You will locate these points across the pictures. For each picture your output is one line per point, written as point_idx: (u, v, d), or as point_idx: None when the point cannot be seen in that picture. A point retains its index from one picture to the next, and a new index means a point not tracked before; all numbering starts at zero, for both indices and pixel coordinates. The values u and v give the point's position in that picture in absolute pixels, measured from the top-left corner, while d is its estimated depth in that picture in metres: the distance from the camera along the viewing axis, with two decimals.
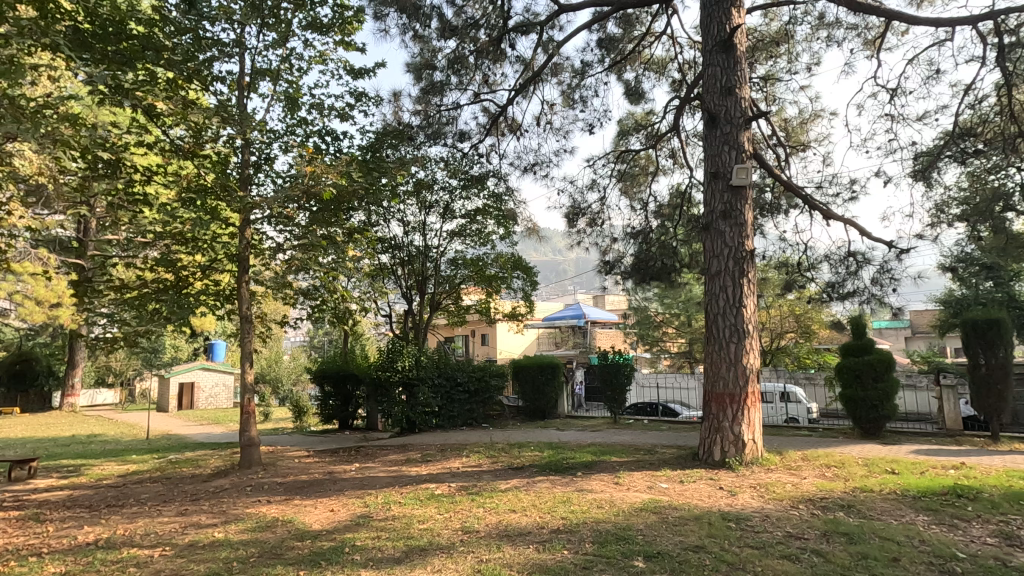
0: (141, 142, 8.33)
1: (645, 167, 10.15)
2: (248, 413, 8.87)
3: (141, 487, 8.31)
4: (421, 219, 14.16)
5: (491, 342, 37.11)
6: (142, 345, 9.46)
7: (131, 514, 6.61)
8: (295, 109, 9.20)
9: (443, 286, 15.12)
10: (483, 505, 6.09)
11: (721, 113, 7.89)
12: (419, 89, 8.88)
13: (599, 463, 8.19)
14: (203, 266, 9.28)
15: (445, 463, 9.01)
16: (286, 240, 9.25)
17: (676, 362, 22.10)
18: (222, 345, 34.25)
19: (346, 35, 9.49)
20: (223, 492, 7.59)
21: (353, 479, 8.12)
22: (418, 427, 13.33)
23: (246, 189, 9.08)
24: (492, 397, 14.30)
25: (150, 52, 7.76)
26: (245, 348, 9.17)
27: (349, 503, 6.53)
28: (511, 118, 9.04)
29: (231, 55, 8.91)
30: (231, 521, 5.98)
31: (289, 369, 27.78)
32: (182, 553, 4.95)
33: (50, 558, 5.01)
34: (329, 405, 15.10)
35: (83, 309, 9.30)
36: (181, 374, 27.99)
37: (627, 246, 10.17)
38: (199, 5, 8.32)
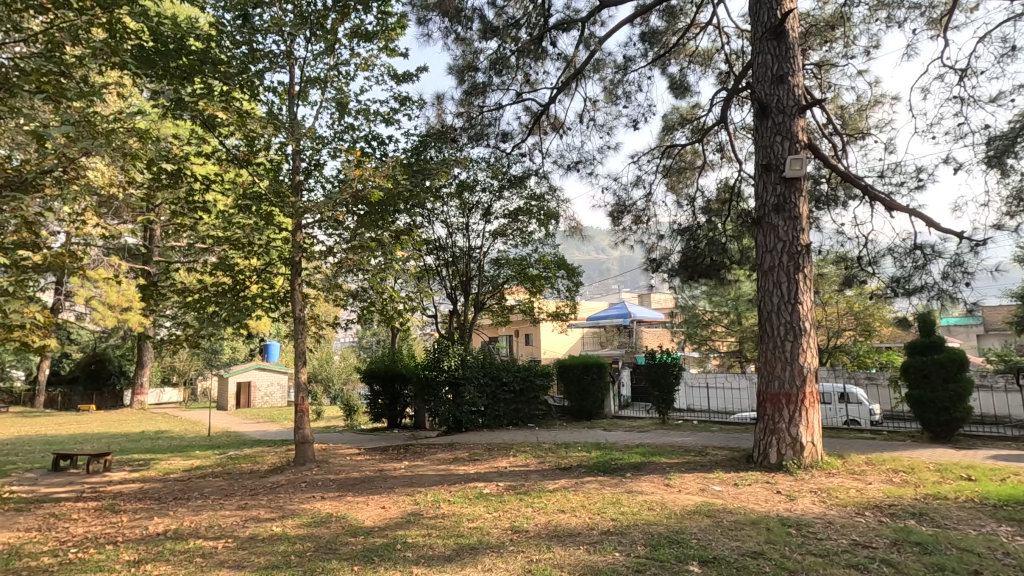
0: (201, 152, 8.80)
1: (691, 161, 9.87)
2: (302, 412, 9.15)
3: (205, 482, 8.72)
4: (464, 220, 14.29)
5: (536, 342, 37.16)
6: (203, 345, 9.90)
7: (196, 506, 6.93)
8: (343, 115, 9.45)
9: (486, 287, 15.20)
10: (532, 505, 6.06)
11: (773, 103, 7.59)
12: (462, 92, 8.93)
13: (648, 465, 8.01)
14: (258, 270, 9.62)
15: (492, 462, 9.03)
16: (336, 243, 9.52)
17: (726, 361, 21.44)
18: (276, 346, 35.63)
19: (390, 41, 9.68)
20: (280, 488, 7.86)
21: (403, 476, 8.26)
22: (465, 426, 13.43)
23: (298, 196, 9.37)
24: (538, 396, 14.26)
25: (208, 65, 8.32)
26: (299, 348, 9.50)
27: (399, 500, 6.65)
28: (553, 117, 8.97)
29: (282, 66, 9.23)
30: (288, 516, 6.19)
31: (339, 369, 28.61)
32: (244, 546, 5.15)
33: (125, 547, 5.32)
34: (379, 403, 15.44)
35: (150, 313, 9.85)
36: (239, 374, 29.27)
37: (674, 244, 9.90)
38: (251, 18, 8.63)
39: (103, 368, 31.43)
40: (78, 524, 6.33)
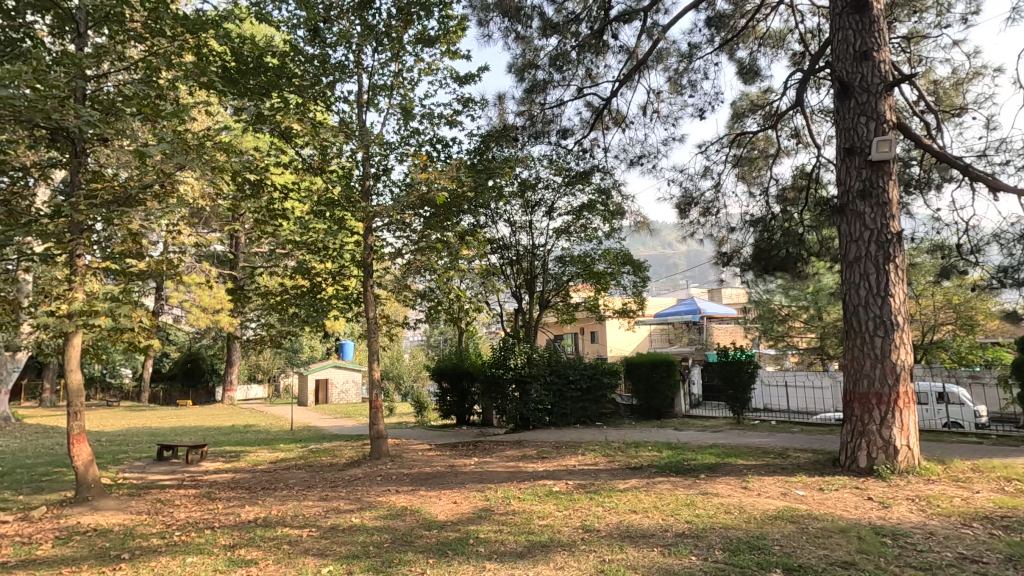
0: (279, 163, 9.35)
1: (764, 149, 9.40)
2: (376, 408, 9.51)
3: (288, 473, 9.27)
4: (527, 218, 14.34)
5: (601, 340, 36.72)
6: (285, 345, 10.51)
7: (282, 497, 7.37)
8: (409, 120, 9.73)
9: (551, 284, 15.18)
10: (603, 504, 6.00)
11: (856, 82, 7.08)
12: (522, 90, 8.93)
13: (724, 466, 7.72)
14: (333, 273, 10.10)
15: (560, 460, 9.02)
16: (404, 245, 9.82)
17: (805, 359, 20.28)
18: (350, 344, 37.25)
19: (452, 45, 9.85)
20: (357, 481, 8.21)
21: (473, 472, 8.40)
22: (532, 424, 13.49)
23: (368, 200, 9.75)
24: (605, 395, 14.08)
25: (284, 80, 8.98)
26: (372, 346, 9.90)
27: (470, 496, 6.77)
28: (615, 111, 8.79)
29: (350, 76, 9.62)
30: (366, 508, 6.45)
31: (410, 367, 29.52)
32: (326, 535, 5.42)
33: (221, 532, 5.73)
34: (447, 400, 15.78)
35: (237, 315, 10.57)
36: (317, 372, 30.85)
37: (746, 236, 9.45)
38: (322, 32, 9.06)
39: (197, 366, 34.06)
40: (180, 509, 6.89)
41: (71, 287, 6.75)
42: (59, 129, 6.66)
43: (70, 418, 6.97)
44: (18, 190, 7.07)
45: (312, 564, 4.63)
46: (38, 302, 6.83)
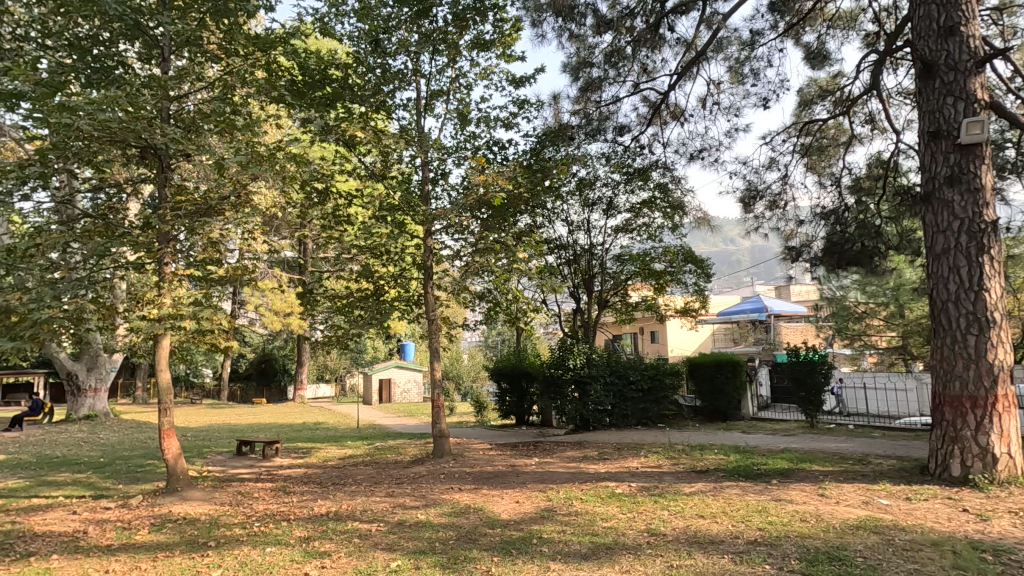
0: (344, 171, 9.73)
1: (835, 137, 8.89)
2: (438, 408, 9.71)
3: (356, 470, 9.63)
4: (585, 217, 14.23)
5: (661, 339, 35.88)
6: (351, 346, 10.91)
7: (352, 492, 7.66)
8: (465, 125, 9.88)
9: (609, 283, 14.99)
10: (668, 508, 5.85)
11: (940, 60, 6.56)
12: (577, 89, 8.85)
13: (797, 471, 7.35)
14: (395, 275, 10.39)
15: (623, 462, 8.88)
16: (462, 247, 9.97)
17: (886, 360, 18.97)
18: (411, 345, 38.22)
19: (507, 48, 9.92)
20: (422, 478, 8.40)
21: (534, 472, 8.42)
22: (592, 425, 13.34)
23: (427, 204, 9.97)
24: (667, 396, 13.74)
25: (347, 91, 9.34)
26: (433, 346, 10.11)
27: (533, 496, 6.79)
28: (674, 105, 8.53)
29: (409, 83, 9.88)
30: (431, 505, 6.60)
31: (469, 368, 30.01)
32: (394, 530, 5.59)
33: (296, 524, 6.02)
34: (507, 401, 15.89)
35: (307, 317, 11.08)
36: (380, 372, 31.92)
37: (817, 229, 8.95)
38: (382, 42, 9.35)
39: (270, 366, 36.01)
40: (259, 501, 7.31)
41: (160, 292, 7.34)
42: (149, 146, 7.22)
43: (161, 414, 7.53)
44: (115, 204, 7.72)
45: (381, 558, 4.77)
46: (133, 307, 7.42)
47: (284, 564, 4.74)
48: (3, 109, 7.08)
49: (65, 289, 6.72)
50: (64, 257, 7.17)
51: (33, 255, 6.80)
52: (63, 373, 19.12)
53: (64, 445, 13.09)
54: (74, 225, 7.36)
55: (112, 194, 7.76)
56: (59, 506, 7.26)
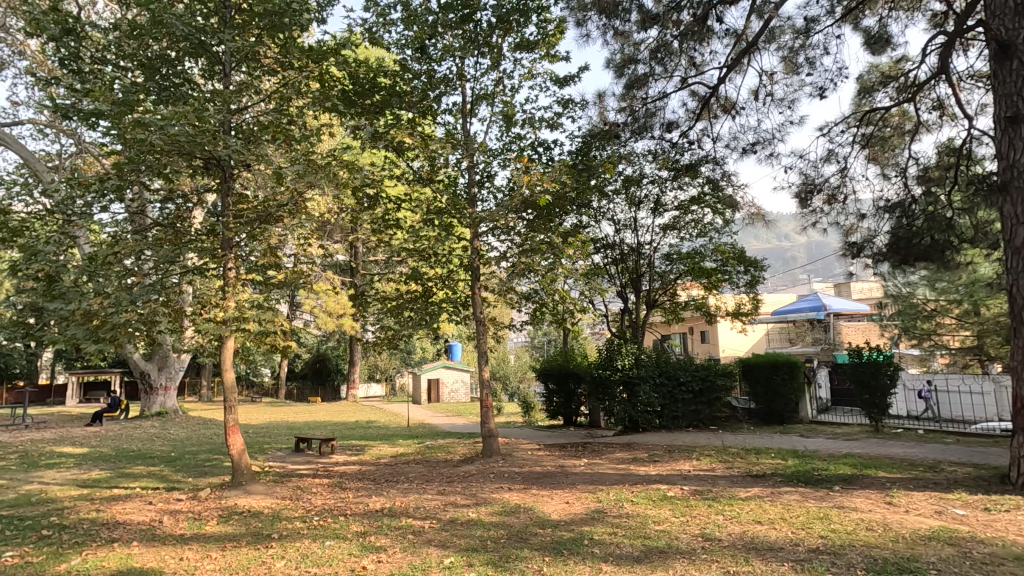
0: (392, 176, 9.97)
1: (899, 126, 8.41)
2: (487, 407, 9.80)
3: (408, 467, 9.84)
4: (632, 216, 14.05)
5: (713, 340, 34.89)
6: (401, 346, 11.15)
7: (405, 489, 7.85)
8: (511, 126, 9.95)
9: (658, 283, 14.74)
10: (723, 512, 5.70)
11: (1018, 40, 6.10)
12: (622, 86, 8.65)
13: (861, 478, 7.01)
14: (443, 277, 10.57)
15: (674, 464, 8.71)
16: (509, 248, 10.02)
17: (959, 361, 17.77)
18: (459, 346, 38.69)
19: (551, 48, 9.93)
20: (471, 477, 8.51)
21: (584, 473, 8.38)
22: (642, 426, 13.13)
23: (473, 207, 10.07)
24: (720, 398, 13.35)
25: (395, 98, 9.60)
26: (481, 347, 10.21)
27: (583, 497, 6.75)
28: (724, 98, 8.22)
29: (454, 88, 10.03)
30: (482, 503, 6.67)
31: (516, 368, 30.15)
32: (446, 527, 5.69)
33: (353, 519, 6.21)
34: (554, 401, 15.85)
35: (359, 319, 11.41)
36: (429, 372, 32.49)
37: (880, 223, 8.42)
38: (428, 48, 9.52)
39: (325, 366, 37.30)
40: (318, 496, 7.60)
41: (225, 296, 7.73)
42: (212, 158, 7.61)
43: (226, 411, 7.94)
44: (182, 213, 8.19)
45: (435, 554, 4.87)
46: (199, 310, 7.85)
47: (342, 557, 4.91)
48: (84, 127, 7.65)
49: (139, 294, 7.19)
50: (138, 264, 7.65)
51: (112, 262, 7.31)
52: (138, 372, 20.45)
53: (140, 440, 14.00)
54: (147, 233, 7.86)
55: (180, 203, 8.24)
56: (137, 496, 7.78)
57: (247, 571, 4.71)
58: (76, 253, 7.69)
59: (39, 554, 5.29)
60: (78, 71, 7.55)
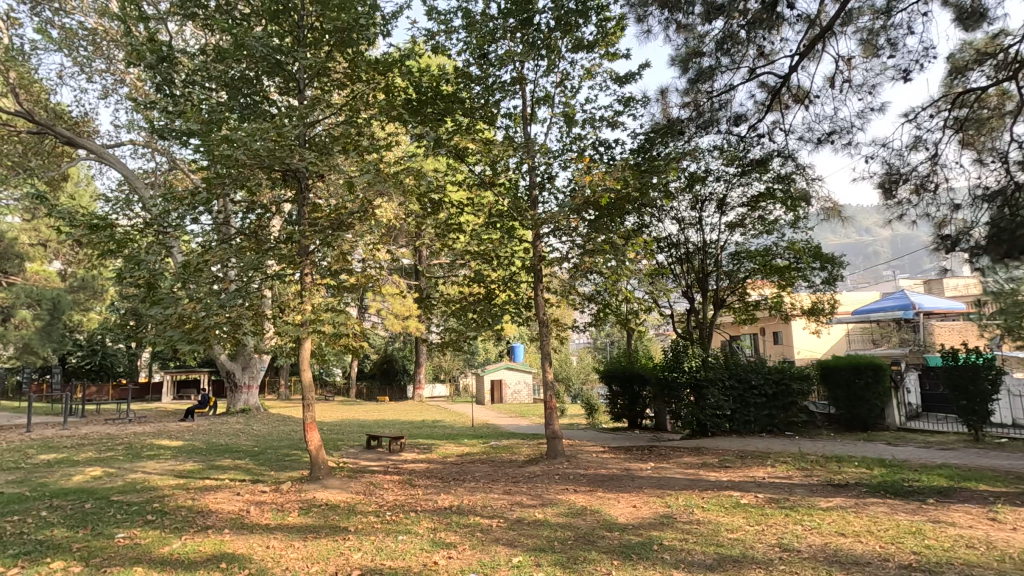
0: (455, 181, 10.19)
1: (999, 107, 7.63)
2: (550, 409, 9.79)
3: (474, 467, 10.01)
4: (697, 213, 13.64)
5: (786, 341, 33.21)
6: (465, 348, 11.36)
7: (471, 487, 8.00)
8: (571, 127, 9.92)
9: (725, 282, 14.22)
10: (803, 522, 5.43)
11: None
12: (687, 81, 8.15)
13: (960, 491, 6.46)
14: (505, 280, 10.69)
15: (747, 471, 8.37)
16: (571, 249, 10.00)
17: None
18: (521, 347, 38.93)
19: (610, 46, 9.83)
20: (537, 478, 8.54)
21: (651, 477, 8.21)
22: (711, 430, 12.73)
23: (535, 209, 10.16)
24: (796, 402, 12.66)
25: (457, 105, 9.83)
26: (544, 348, 10.22)
27: (651, 501, 6.62)
28: (797, 87, 7.73)
29: (514, 92, 10.15)
30: (548, 504, 6.69)
31: (578, 370, 29.96)
32: (514, 526, 5.77)
33: (423, 515, 6.40)
34: (618, 403, 15.63)
35: (425, 322, 11.73)
36: (492, 373, 32.85)
37: (978, 214, 7.63)
38: (487, 54, 9.66)
39: (392, 366, 38.59)
40: (389, 492, 7.88)
41: (302, 300, 8.13)
42: (289, 170, 8.06)
43: (304, 409, 8.37)
44: (262, 222, 8.73)
45: (504, 552, 4.94)
46: (279, 313, 8.29)
47: (414, 552, 5.07)
48: (176, 145, 8.29)
49: (226, 299, 7.73)
50: (224, 271, 8.20)
51: (202, 270, 7.89)
52: (224, 371, 21.97)
53: (227, 435, 15.03)
54: (231, 242, 8.42)
55: (260, 213, 8.75)
56: (226, 487, 8.37)
57: (327, 561, 4.96)
58: (172, 261, 8.37)
59: (146, 537, 5.81)
60: (171, 94, 8.16)
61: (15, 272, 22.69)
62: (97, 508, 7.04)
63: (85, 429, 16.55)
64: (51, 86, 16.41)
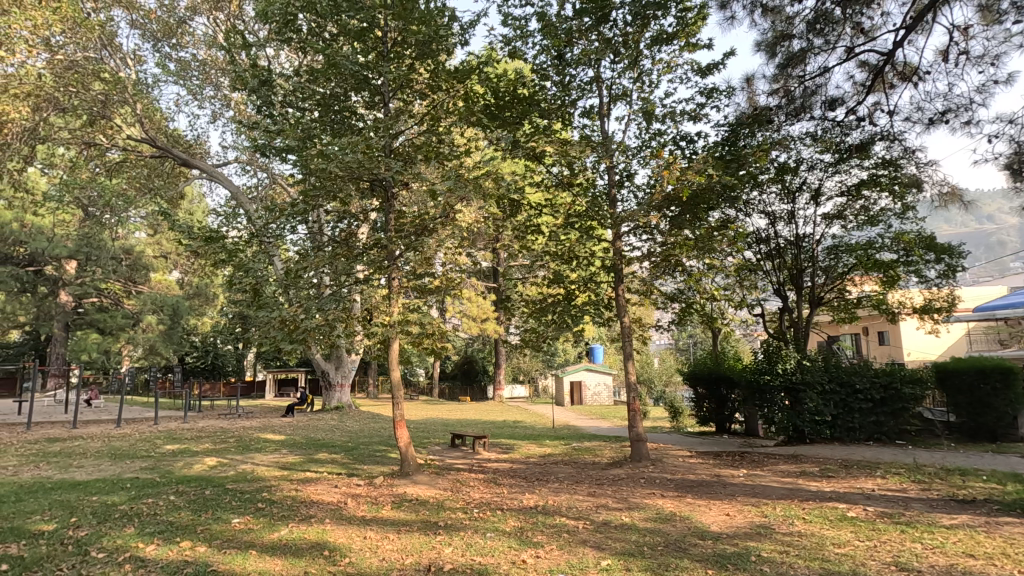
0: (533, 183, 10.23)
1: None
2: (634, 411, 9.60)
3: (556, 468, 10.00)
4: (789, 205, 12.84)
5: (894, 341, 30.43)
6: (545, 348, 11.40)
7: (556, 488, 8.00)
8: (651, 123, 9.69)
9: (823, 279, 13.27)
10: (922, 540, 4.96)
11: None
12: (775, 67, 7.58)
13: None
14: (584, 280, 10.60)
15: (853, 481, 7.74)
16: (651, 247, 9.74)
17: None
18: (600, 348, 38.41)
19: (691, 37, 9.50)
20: (622, 481, 8.39)
21: (744, 485, 7.82)
22: (809, 437, 11.97)
23: (614, 207, 10.02)
24: (908, 408, 11.58)
25: (534, 107, 9.91)
26: (626, 349, 10.02)
27: (746, 510, 6.30)
28: (902, 63, 7.03)
29: (591, 91, 10.07)
30: (635, 508, 6.56)
31: (660, 371, 29.20)
32: (601, 529, 5.71)
33: (508, 514, 6.49)
34: (705, 407, 15.04)
35: (506, 323, 11.90)
36: (572, 374, 32.62)
37: None
38: (563, 55, 9.64)
39: (472, 367, 39.42)
40: (475, 490, 8.05)
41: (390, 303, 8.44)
42: (376, 179, 8.43)
43: (394, 407, 8.75)
44: (352, 230, 9.20)
45: (591, 555, 4.90)
46: (369, 317, 8.71)
47: (503, 549, 5.16)
48: (276, 161, 8.91)
49: (323, 303, 8.25)
50: (319, 278, 8.73)
51: (301, 276, 8.47)
52: (319, 371, 23.44)
53: (323, 430, 16.02)
54: (324, 249, 8.92)
55: (349, 222, 9.23)
56: (325, 479, 8.94)
57: (419, 554, 5.15)
58: (275, 269, 9.04)
59: (258, 523, 6.32)
60: (271, 114, 8.79)
61: (143, 281, 25.48)
62: (216, 495, 7.75)
63: (201, 423, 18.27)
64: (169, 114, 18.26)
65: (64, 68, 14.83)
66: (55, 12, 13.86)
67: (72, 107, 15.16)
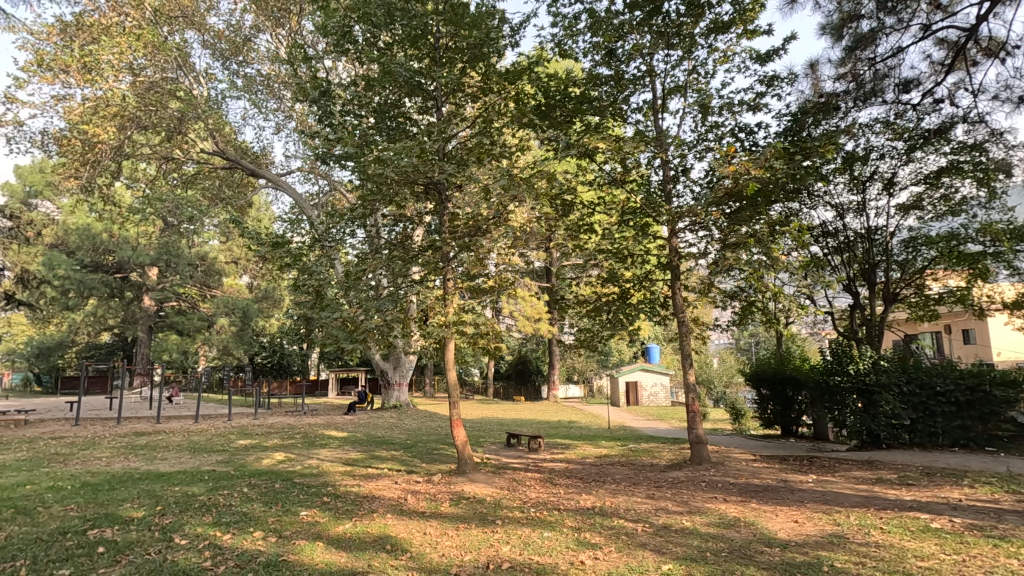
0: (585, 181, 10.14)
1: None
2: (694, 412, 9.33)
3: (613, 469, 9.86)
4: (859, 196, 12.13)
5: (981, 340, 28.05)
6: (600, 347, 11.27)
7: (614, 489, 7.88)
8: (707, 115, 9.41)
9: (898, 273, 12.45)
10: (1018, 556, 4.56)
11: None
12: (842, 50, 7.11)
13: None
14: (639, 279, 10.41)
15: (937, 490, 7.20)
16: (709, 244, 9.45)
17: None
18: (656, 348, 37.55)
19: (749, 24, 9.14)
20: (682, 484, 8.17)
21: (814, 491, 7.43)
22: (885, 441, 11.24)
23: (669, 203, 9.78)
24: (999, 412, 10.66)
25: (586, 104, 9.84)
26: (684, 349, 9.76)
27: (816, 517, 5.99)
28: (987, 39, 6.49)
29: (644, 86, 9.87)
30: (696, 512, 6.37)
31: (720, 372, 28.22)
32: (661, 532, 5.59)
33: (565, 514, 6.45)
34: (769, 409, 14.41)
35: (560, 323, 11.85)
36: (627, 374, 32.08)
37: None
38: (615, 50, 9.52)
39: (526, 367, 39.46)
40: (532, 489, 8.06)
41: (445, 303, 8.59)
42: (430, 182, 8.60)
43: (451, 406, 8.88)
44: (407, 233, 9.41)
45: (652, 558, 4.81)
46: (425, 318, 8.89)
47: (561, 549, 5.14)
48: (336, 168, 9.24)
49: (381, 305, 8.50)
50: (377, 281, 8.99)
51: (360, 279, 8.75)
52: (378, 370, 24.13)
53: (383, 428, 16.51)
54: (381, 252, 9.15)
55: (405, 225, 9.45)
56: (385, 475, 9.20)
57: (478, 552, 5.20)
58: (336, 272, 9.39)
59: (324, 516, 6.57)
60: (330, 123, 9.13)
61: (216, 286, 27.09)
62: (285, 488, 8.14)
63: (271, 420, 19.25)
64: (238, 128, 19.32)
65: (145, 89, 15.88)
66: (137, 38, 14.95)
67: (152, 124, 16.27)
